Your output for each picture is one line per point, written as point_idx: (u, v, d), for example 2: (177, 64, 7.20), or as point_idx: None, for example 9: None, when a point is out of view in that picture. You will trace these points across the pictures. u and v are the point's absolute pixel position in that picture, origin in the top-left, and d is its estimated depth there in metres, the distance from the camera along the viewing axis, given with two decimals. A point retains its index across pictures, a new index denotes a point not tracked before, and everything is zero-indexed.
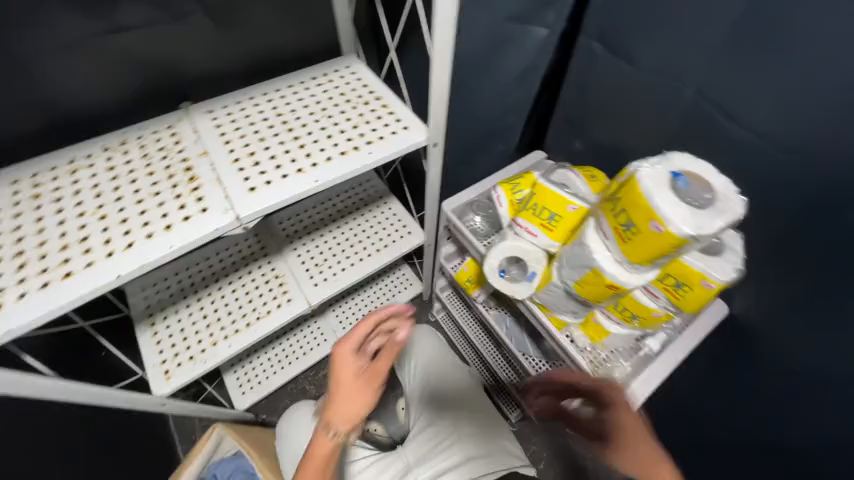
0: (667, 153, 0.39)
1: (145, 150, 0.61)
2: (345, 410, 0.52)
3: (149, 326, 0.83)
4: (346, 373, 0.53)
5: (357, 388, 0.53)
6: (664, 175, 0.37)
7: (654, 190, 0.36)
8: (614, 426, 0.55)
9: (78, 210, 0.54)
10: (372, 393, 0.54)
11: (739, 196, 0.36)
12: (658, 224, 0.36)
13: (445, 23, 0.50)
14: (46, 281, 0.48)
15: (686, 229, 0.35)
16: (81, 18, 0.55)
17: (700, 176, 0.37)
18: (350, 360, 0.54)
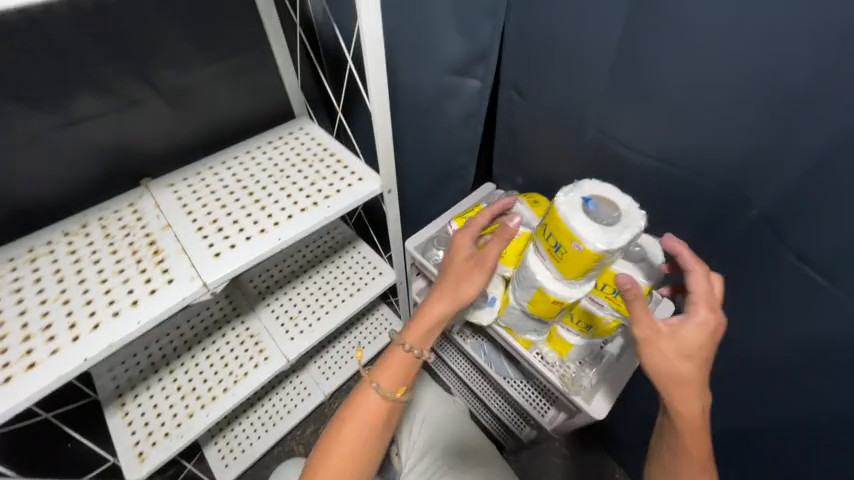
0: (578, 182, 0.47)
1: (107, 230, 0.63)
2: (448, 288, 0.56)
3: (119, 407, 0.80)
4: (457, 253, 0.58)
5: (466, 269, 0.57)
6: (576, 202, 0.45)
7: (569, 214, 0.44)
8: (673, 335, 0.44)
9: (40, 298, 0.54)
10: (480, 272, 0.56)
11: (640, 211, 0.43)
12: (577, 243, 0.43)
13: (379, 89, 0.55)
14: (9, 375, 0.47)
15: (600, 244, 0.42)
16: (35, 116, 0.59)
17: (606, 197, 0.45)
18: (462, 243, 0.58)
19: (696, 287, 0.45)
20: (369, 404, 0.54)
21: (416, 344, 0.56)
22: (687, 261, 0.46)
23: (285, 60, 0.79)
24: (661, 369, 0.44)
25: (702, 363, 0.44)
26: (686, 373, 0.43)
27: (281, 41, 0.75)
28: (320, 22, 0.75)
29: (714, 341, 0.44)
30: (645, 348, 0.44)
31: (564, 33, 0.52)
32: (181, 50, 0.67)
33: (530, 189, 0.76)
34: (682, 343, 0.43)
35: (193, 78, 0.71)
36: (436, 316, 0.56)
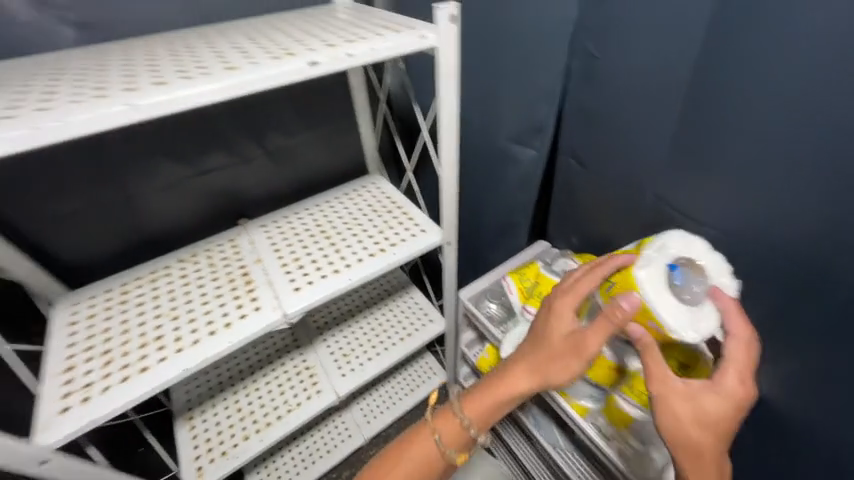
0: (663, 242, 0.48)
1: (212, 260, 0.75)
2: (532, 364, 0.53)
3: (188, 420, 0.88)
4: (550, 330, 0.52)
5: (561, 350, 0.50)
6: (664, 274, 0.46)
7: (654, 296, 0.45)
8: (691, 399, 0.43)
9: (156, 312, 0.66)
10: (577, 361, 0.49)
11: (726, 281, 0.46)
12: (655, 324, 0.47)
13: (449, 156, 0.62)
14: (126, 375, 0.57)
15: (692, 332, 0.45)
16: (177, 166, 0.74)
17: (693, 265, 0.47)
18: (560, 319, 0.52)
19: (732, 353, 0.44)
20: (428, 453, 0.56)
21: (484, 414, 0.55)
22: (734, 323, 0.45)
23: (368, 128, 0.92)
24: (678, 434, 0.43)
25: (720, 432, 0.42)
26: (702, 442, 0.42)
27: (366, 114, 0.90)
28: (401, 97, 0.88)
29: (739, 409, 0.43)
30: (658, 411, 0.44)
31: (623, 110, 0.57)
32: (290, 118, 0.82)
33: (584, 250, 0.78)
34: (701, 412, 0.42)
35: (294, 139, 0.85)
36: (510, 393, 0.53)
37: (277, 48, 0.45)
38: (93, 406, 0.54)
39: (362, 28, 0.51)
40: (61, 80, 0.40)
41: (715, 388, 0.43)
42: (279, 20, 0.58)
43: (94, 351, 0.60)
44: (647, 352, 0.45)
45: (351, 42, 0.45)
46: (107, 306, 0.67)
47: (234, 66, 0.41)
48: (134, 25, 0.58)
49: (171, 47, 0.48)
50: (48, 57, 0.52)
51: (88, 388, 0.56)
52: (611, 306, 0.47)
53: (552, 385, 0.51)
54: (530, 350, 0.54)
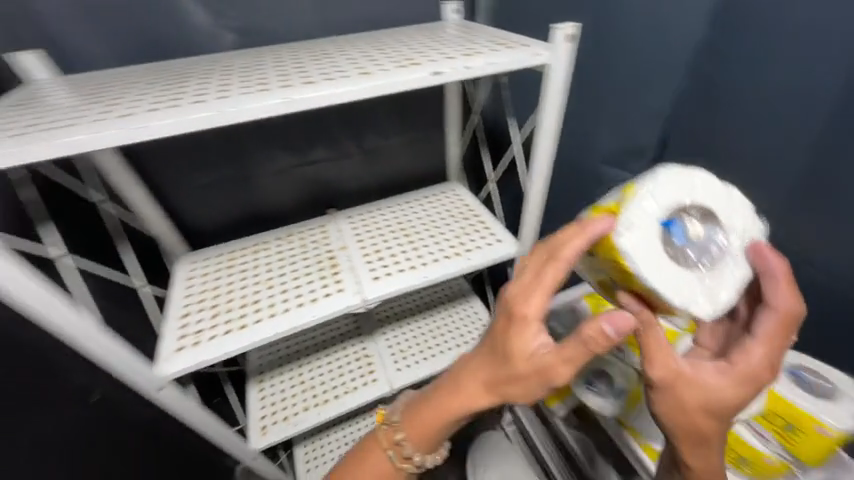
0: (649, 191, 0.38)
1: (304, 241, 0.83)
2: (486, 378, 0.43)
3: (259, 382, 0.97)
4: (504, 348, 0.40)
5: (523, 376, 0.40)
6: (658, 237, 0.37)
7: (650, 270, 0.36)
8: (701, 389, 0.36)
9: (255, 279, 0.75)
10: (543, 386, 0.40)
11: (729, 236, 0.38)
12: (656, 299, 0.38)
13: (540, 170, 0.62)
14: (229, 329, 0.66)
15: (708, 306, 0.37)
16: (289, 155, 0.84)
17: (688, 215, 0.39)
18: (521, 336, 0.39)
19: (764, 328, 0.37)
20: (380, 474, 0.52)
21: (431, 431, 0.48)
22: (780, 294, 0.37)
23: (455, 136, 0.95)
24: (677, 421, 0.37)
25: (727, 418, 0.37)
26: (708, 430, 0.37)
27: (457, 122, 0.92)
28: (494, 110, 0.91)
29: (751, 392, 0.36)
30: (659, 400, 0.37)
31: (742, 142, 0.53)
32: (386, 122, 0.89)
33: None
34: (713, 402, 0.36)
35: (387, 142, 0.92)
36: (460, 410, 0.45)
37: (402, 57, 0.50)
38: (201, 350, 0.63)
39: (477, 44, 0.55)
40: (230, 76, 0.48)
41: (727, 372, 0.36)
42: (399, 33, 0.64)
43: (205, 304, 0.71)
44: (646, 333, 0.36)
45: (470, 56, 0.48)
46: (216, 269, 0.78)
47: (367, 71, 0.46)
48: (278, 33, 0.67)
49: (311, 53, 0.55)
50: (213, 56, 0.63)
51: (198, 334, 0.65)
52: (591, 327, 0.35)
53: (511, 400, 0.43)
54: (483, 361, 0.44)
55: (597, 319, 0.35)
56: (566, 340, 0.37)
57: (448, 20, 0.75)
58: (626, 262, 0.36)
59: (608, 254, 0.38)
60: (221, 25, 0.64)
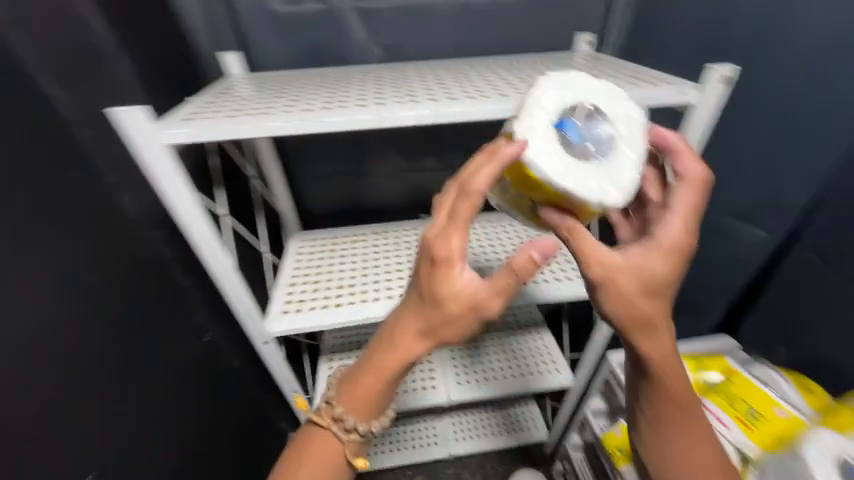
0: (535, 97, 0.40)
1: (398, 239, 0.89)
2: (418, 329, 0.42)
3: (327, 360, 1.04)
4: (432, 295, 0.39)
5: (456, 316, 0.39)
6: (557, 138, 0.39)
7: (560, 176, 0.38)
8: (637, 271, 0.39)
9: (353, 266, 0.82)
10: (475, 320, 0.40)
11: (603, 125, 0.41)
12: (567, 201, 0.40)
13: None
14: (326, 304, 0.73)
15: (618, 196, 0.39)
16: (401, 160, 0.91)
17: (577, 115, 0.40)
18: (447, 277, 0.38)
19: (680, 201, 0.42)
20: (323, 459, 0.49)
21: (370, 397, 0.47)
22: (688, 165, 0.42)
23: None
24: (629, 312, 0.40)
25: (662, 292, 0.40)
26: (653, 312, 0.40)
27: None
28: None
29: (675, 264, 0.40)
30: (604, 292, 0.39)
31: None
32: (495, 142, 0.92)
33: (794, 365, 0.66)
34: (648, 279, 0.39)
35: None
36: (397, 367, 0.44)
37: None
38: (301, 318, 0.70)
39: (614, 79, 0.55)
40: (383, 87, 0.55)
41: (650, 249, 0.40)
42: (530, 62, 0.67)
43: (309, 278, 0.80)
44: (571, 231, 0.40)
45: None
46: (321, 250, 0.88)
47: (506, 95, 0.49)
48: (418, 51, 0.75)
49: (452, 73, 0.60)
50: (361, 67, 0.73)
51: (301, 303, 0.74)
52: (516, 256, 0.37)
53: (444, 343, 0.43)
54: (408, 321, 0.42)
55: (526, 243, 0.37)
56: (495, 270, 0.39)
57: (578, 52, 0.76)
58: (535, 173, 0.38)
59: (521, 174, 0.39)
60: (372, 41, 0.73)
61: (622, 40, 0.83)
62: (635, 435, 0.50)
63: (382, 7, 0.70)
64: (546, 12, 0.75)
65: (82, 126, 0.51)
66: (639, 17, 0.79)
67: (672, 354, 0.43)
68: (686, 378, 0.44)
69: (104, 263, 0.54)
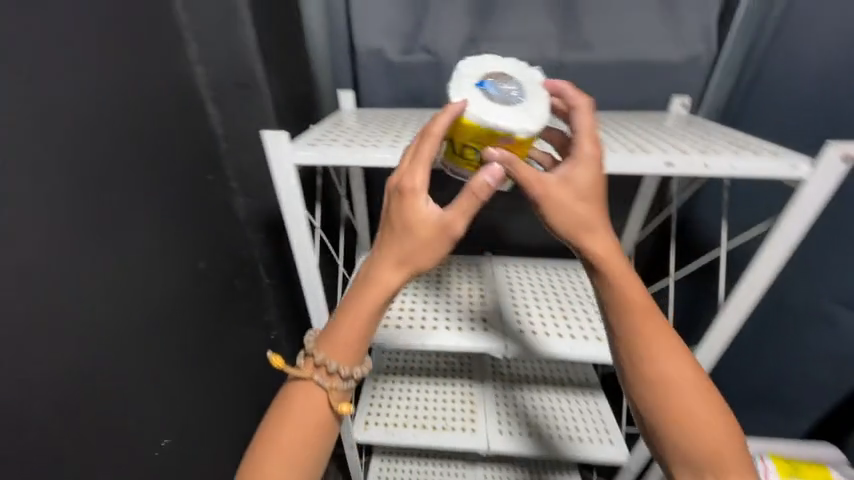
0: (460, 69, 0.47)
1: (460, 272, 0.90)
2: (395, 261, 0.44)
3: (372, 380, 1.04)
4: (400, 221, 0.43)
5: (429, 238, 0.43)
6: (479, 92, 0.45)
7: (486, 114, 0.44)
8: (572, 185, 0.44)
9: (414, 289, 0.84)
10: (447, 241, 0.43)
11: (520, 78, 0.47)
12: (503, 137, 0.44)
13: (754, 286, 0.54)
14: (385, 324, 0.75)
15: (534, 123, 0.44)
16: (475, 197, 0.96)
17: (498, 76, 0.47)
18: (414, 204, 0.42)
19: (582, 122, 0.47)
20: (307, 411, 0.48)
21: (353, 337, 0.47)
22: (573, 95, 0.47)
23: (638, 220, 0.86)
24: (574, 222, 0.44)
25: (595, 201, 0.45)
26: (592, 219, 0.45)
27: (644, 208, 0.84)
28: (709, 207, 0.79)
29: (600, 174, 0.45)
30: (553, 208, 0.44)
31: None
32: None
33: None
34: (581, 190, 0.44)
35: None
36: (378, 302, 0.45)
37: (631, 143, 0.55)
38: None
39: (711, 142, 0.55)
40: None
41: (580, 163, 0.45)
42: (619, 118, 0.69)
43: None
44: (509, 160, 0.43)
45: (707, 154, 0.49)
46: None
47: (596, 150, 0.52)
48: None
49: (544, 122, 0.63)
50: None
51: None
52: (474, 180, 0.42)
53: (417, 271, 0.45)
54: (379, 258, 0.44)
55: (479, 172, 0.42)
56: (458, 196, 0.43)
57: (671, 112, 0.76)
58: (470, 120, 0.44)
59: (468, 131, 0.44)
60: None
61: (720, 105, 0.81)
62: (632, 396, 0.48)
63: None
64: (643, 74, 0.76)
65: (222, 141, 0.67)
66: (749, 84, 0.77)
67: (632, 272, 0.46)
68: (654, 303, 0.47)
69: (203, 251, 0.65)
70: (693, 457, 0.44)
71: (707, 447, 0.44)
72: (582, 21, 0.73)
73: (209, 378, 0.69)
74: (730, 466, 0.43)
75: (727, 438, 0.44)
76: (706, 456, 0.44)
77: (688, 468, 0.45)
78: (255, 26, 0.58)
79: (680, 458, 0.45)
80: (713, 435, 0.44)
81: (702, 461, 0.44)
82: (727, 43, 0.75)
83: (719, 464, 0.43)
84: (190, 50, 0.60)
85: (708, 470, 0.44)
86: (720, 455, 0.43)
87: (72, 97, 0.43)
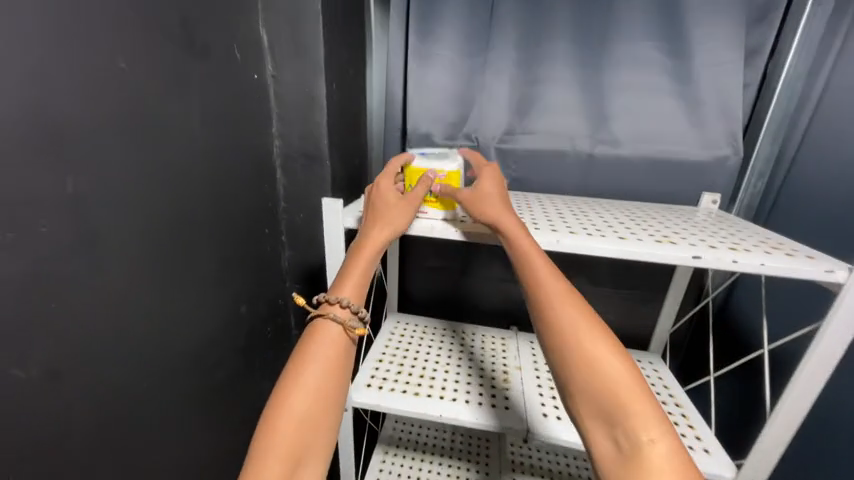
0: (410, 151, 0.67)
1: (484, 344, 0.90)
2: (378, 223, 0.57)
3: (382, 452, 0.98)
4: (374, 203, 0.59)
5: (399, 206, 0.58)
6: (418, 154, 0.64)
7: (424, 161, 0.62)
8: (483, 184, 0.59)
9: (437, 358, 0.85)
10: (412, 209, 0.58)
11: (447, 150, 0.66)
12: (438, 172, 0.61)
13: (805, 392, 0.51)
14: (405, 389, 0.74)
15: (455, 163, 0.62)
16: (505, 270, 0.98)
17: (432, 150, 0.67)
18: (381, 190, 0.60)
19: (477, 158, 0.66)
20: (328, 343, 0.48)
21: (358, 280, 0.53)
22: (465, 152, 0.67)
23: (672, 307, 0.84)
24: (488, 204, 0.56)
25: (501, 195, 0.59)
26: (498, 203, 0.57)
27: (677, 297, 0.83)
28: (748, 303, 0.75)
29: (500, 183, 0.60)
30: (467, 197, 0.58)
31: None
32: (603, 274, 0.90)
33: None
34: (489, 186, 0.59)
35: (597, 291, 0.91)
36: (372, 254, 0.55)
37: (658, 232, 0.57)
38: (381, 395, 0.73)
39: (740, 239, 0.56)
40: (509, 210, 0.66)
41: (487, 172, 0.61)
42: (646, 209, 0.73)
43: (395, 359, 0.84)
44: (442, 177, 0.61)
45: (736, 250, 0.51)
46: (411, 335, 0.93)
47: (623, 237, 0.55)
48: (537, 184, 0.88)
49: (571, 209, 0.68)
50: None
51: (384, 380, 0.77)
52: (420, 178, 0.59)
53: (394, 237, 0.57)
54: (364, 230, 0.57)
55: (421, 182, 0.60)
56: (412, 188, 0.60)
57: (700, 207, 0.79)
58: (413, 166, 0.61)
59: (412, 173, 0.62)
60: (503, 172, 0.89)
61: (753, 201, 0.85)
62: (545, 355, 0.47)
63: (517, 149, 0.86)
64: (671, 169, 0.81)
65: (282, 201, 0.77)
66: (778, 186, 0.80)
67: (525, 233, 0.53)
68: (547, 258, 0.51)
69: (245, 297, 0.69)
70: (597, 409, 0.41)
71: (605, 391, 0.40)
72: (612, 121, 0.81)
73: (227, 427, 0.67)
74: (641, 415, 0.38)
75: (630, 383, 0.40)
76: (607, 404, 0.40)
77: (600, 427, 0.41)
78: (328, 113, 0.71)
79: (591, 417, 0.41)
80: (610, 377, 0.40)
81: (607, 412, 0.40)
82: (758, 145, 0.81)
83: (627, 412, 0.39)
84: (273, 127, 0.72)
85: (617, 425, 0.39)
86: (622, 401, 0.39)
87: (182, 155, 0.52)
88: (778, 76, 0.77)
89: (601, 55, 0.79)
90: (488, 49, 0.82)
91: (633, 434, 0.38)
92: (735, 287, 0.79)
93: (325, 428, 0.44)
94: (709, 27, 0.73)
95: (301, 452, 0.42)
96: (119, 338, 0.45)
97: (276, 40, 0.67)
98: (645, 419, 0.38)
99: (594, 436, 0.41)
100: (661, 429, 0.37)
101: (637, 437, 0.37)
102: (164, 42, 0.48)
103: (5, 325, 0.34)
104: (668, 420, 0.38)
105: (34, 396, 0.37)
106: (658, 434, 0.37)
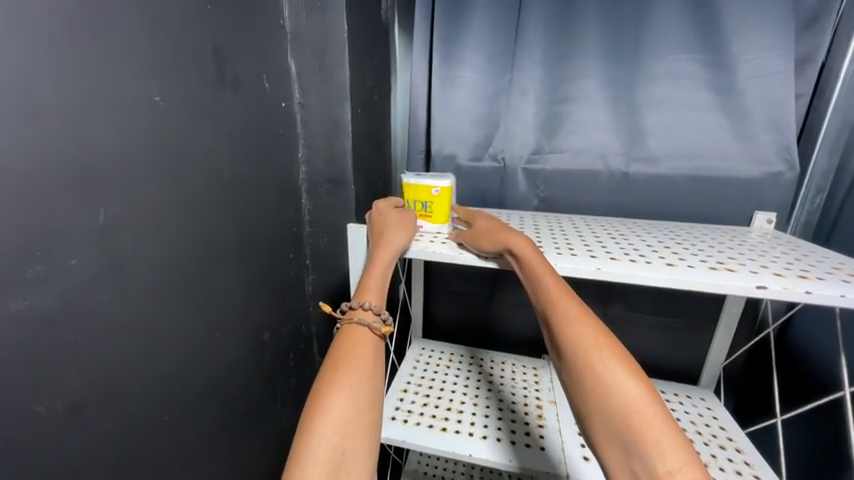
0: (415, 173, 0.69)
1: (515, 375, 0.85)
2: (385, 240, 0.57)
3: None
4: (381, 219, 0.61)
5: (398, 227, 0.59)
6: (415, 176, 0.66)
7: (415, 178, 0.63)
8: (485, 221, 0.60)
9: (465, 389, 0.80)
10: (409, 229, 0.60)
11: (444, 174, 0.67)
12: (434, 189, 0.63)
13: None
14: (432, 424, 0.70)
15: (444, 179, 0.62)
16: None
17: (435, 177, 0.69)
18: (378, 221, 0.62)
19: None
20: (361, 346, 0.47)
21: (378, 285, 0.54)
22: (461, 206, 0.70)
23: (724, 341, 0.77)
24: (493, 231, 0.56)
25: (501, 224, 0.58)
26: (502, 229, 0.56)
27: (730, 325, 0.75)
28: (819, 334, 0.67)
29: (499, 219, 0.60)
30: (473, 229, 0.59)
31: None
32: (643, 297, 0.83)
33: None
34: (487, 219, 0.61)
35: (638, 316, 0.85)
36: (388, 259, 0.56)
37: (710, 258, 0.52)
38: (407, 430, 0.69)
39: (808, 265, 0.50)
40: (541, 235, 0.63)
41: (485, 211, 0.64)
42: (688, 229, 0.67)
43: (421, 390, 0.79)
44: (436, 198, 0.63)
45: (806, 279, 0.45)
46: (437, 363, 0.89)
47: (672, 263, 0.50)
48: (568, 204, 0.85)
49: (608, 232, 0.65)
50: (517, 211, 0.85)
51: (409, 413, 0.73)
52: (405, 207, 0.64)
53: (404, 246, 0.58)
54: (373, 244, 0.58)
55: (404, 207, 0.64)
56: (403, 217, 0.62)
57: (754, 228, 0.73)
58: (409, 183, 0.64)
59: (410, 192, 0.65)
60: (531, 192, 0.86)
61: (813, 217, 0.76)
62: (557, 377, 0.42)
63: (546, 169, 0.83)
64: (715, 186, 0.76)
65: (307, 225, 0.77)
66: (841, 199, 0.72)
67: (532, 246, 0.51)
68: (558, 275, 0.48)
69: (269, 323, 0.68)
70: (610, 433, 0.36)
71: (618, 412, 0.35)
72: (647, 137, 0.77)
73: (250, 459, 0.65)
74: (658, 440, 0.33)
75: (646, 404, 0.35)
76: (625, 428, 0.35)
77: (617, 456, 0.35)
78: (353, 138, 0.71)
79: (608, 444, 0.36)
80: (623, 397, 0.36)
81: (623, 437, 0.35)
82: (815, 157, 0.74)
83: (643, 438, 0.34)
84: (299, 153, 0.72)
85: (634, 453, 0.34)
86: (638, 422, 0.34)
87: (212, 181, 0.53)
88: (834, 85, 0.70)
89: (631, 70, 0.76)
90: (513, 68, 0.81)
91: (651, 463, 0.33)
92: (798, 315, 0.71)
93: (367, 432, 0.41)
94: (752, 35, 0.68)
95: (344, 454, 0.38)
96: (140, 370, 0.44)
97: (303, 68, 0.68)
98: (663, 447, 0.33)
99: (611, 465, 0.36)
100: (684, 458, 0.32)
101: (655, 467, 0.32)
102: (195, 74, 0.49)
103: (26, 364, 0.33)
104: (692, 448, 0.32)
105: (55, 434, 0.36)
106: (681, 464, 0.32)
